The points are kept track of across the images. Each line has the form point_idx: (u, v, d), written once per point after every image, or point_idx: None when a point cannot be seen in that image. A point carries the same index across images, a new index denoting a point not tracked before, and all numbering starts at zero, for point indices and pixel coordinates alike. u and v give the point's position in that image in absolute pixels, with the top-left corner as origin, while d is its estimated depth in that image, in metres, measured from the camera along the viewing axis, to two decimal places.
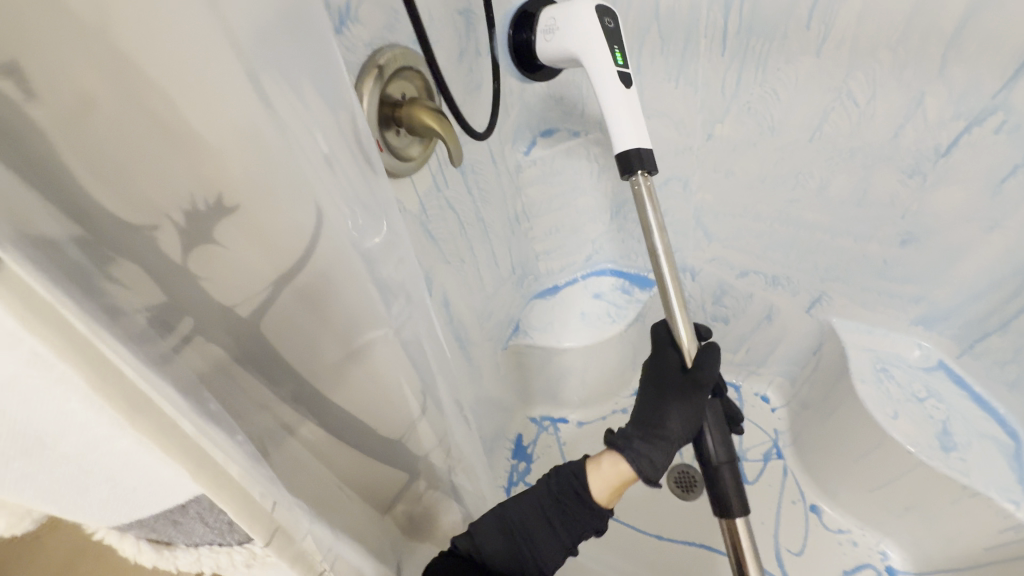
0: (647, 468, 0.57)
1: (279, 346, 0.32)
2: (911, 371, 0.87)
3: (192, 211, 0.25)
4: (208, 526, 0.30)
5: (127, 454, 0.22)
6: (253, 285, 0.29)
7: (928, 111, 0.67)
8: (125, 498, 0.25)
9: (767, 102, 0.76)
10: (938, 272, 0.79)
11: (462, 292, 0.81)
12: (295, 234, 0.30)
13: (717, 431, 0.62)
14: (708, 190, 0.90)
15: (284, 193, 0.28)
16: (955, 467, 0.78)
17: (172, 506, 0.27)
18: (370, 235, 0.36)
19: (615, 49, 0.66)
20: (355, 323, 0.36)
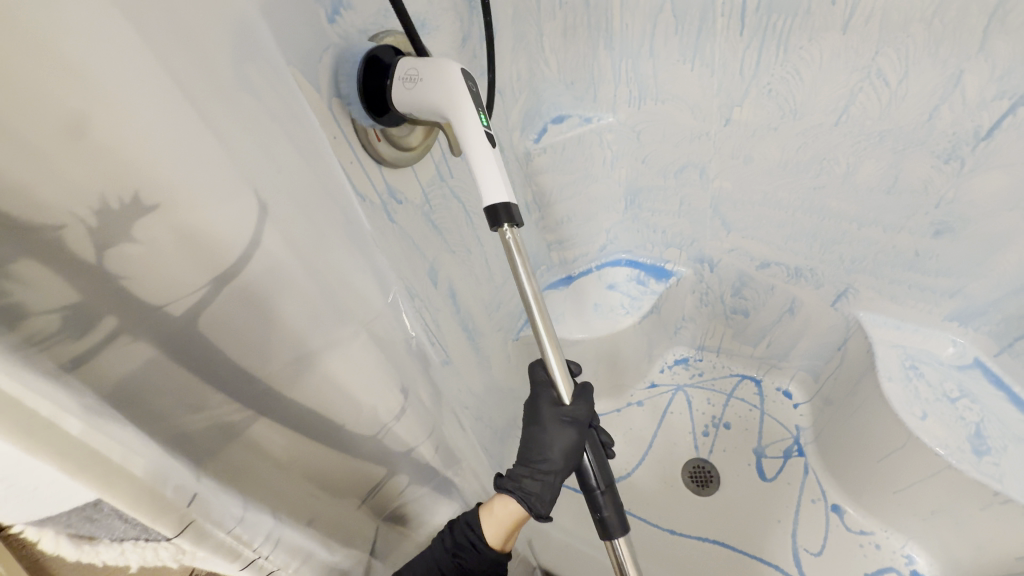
0: (537, 502, 0.50)
1: (228, 350, 0.28)
2: (943, 369, 0.82)
3: (103, 210, 0.21)
4: (127, 523, 0.28)
5: (18, 459, 0.21)
6: (187, 282, 0.25)
7: (967, 89, 0.61)
8: (27, 503, 0.23)
9: (789, 83, 0.72)
10: (976, 263, 0.73)
11: (470, 282, 0.80)
12: (231, 232, 0.26)
13: (599, 454, 0.54)
14: (726, 177, 0.87)
15: (212, 187, 0.25)
16: (988, 471, 0.73)
17: (79, 507, 0.25)
18: (331, 227, 0.33)
19: (479, 109, 0.47)
20: (320, 319, 0.32)
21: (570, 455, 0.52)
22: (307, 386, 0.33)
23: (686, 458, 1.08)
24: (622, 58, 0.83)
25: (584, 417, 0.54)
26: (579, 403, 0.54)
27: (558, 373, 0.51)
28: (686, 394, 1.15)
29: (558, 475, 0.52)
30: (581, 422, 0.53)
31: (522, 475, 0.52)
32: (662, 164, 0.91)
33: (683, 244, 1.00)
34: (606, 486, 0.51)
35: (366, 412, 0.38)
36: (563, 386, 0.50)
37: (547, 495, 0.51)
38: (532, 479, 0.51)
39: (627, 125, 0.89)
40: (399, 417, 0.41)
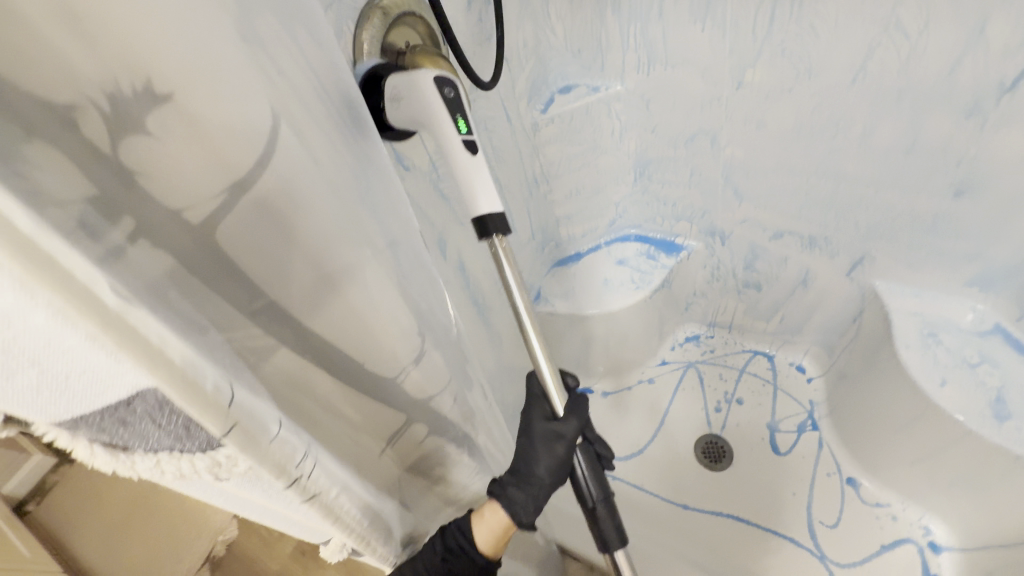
0: (521, 510, 0.48)
1: (244, 268, 0.27)
2: (962, 337, 0.81)
3: (114, 97, 0.19)
4: (162, 430, 0.25)
5: (50, 339, 0.20)
6: (202, 186, 0.23)
7: (992, 39, 0.59)
8: (66, 393, 0.22)
9: (804, 41, 0.70)
10: (1000, 224, 0.71)
11: (479, 255, 0.79)
12: (249, 138, 0.24)
13: (593, 467, 0.50)
14: (738, 144, 0.85)
15: (228, 84, 0.22)
16: (1010, 437, 0.72)
17: (114, 404, 0.23)
18: (339, 150, 0.31)
19: (456, 117, 0.44)
20: (335, 249, 0.30)
21: (556, 468, 0.49)
22: (331, 314, 0.32)
23: (699, 434, 1.07)
24: (630, 23, 0.81)
25: (574, 432, 0.50)
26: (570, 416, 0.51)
27: (550, 381, 0.49)
28: (697, 370, 1.14)
29: (546, 488, 0.49)
30: (570, 438, 0.50)
31: (510, 484, 0.49)
32: (672, 134, 0.90)
33: (694, 217, 0.98)
34: (599, 501, 0.48)
35: (384, 360, 0.37)
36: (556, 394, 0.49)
37: (533, 505, 0.48)
38: (517, 489, 0.49)
39: (635, 93, 0.87)
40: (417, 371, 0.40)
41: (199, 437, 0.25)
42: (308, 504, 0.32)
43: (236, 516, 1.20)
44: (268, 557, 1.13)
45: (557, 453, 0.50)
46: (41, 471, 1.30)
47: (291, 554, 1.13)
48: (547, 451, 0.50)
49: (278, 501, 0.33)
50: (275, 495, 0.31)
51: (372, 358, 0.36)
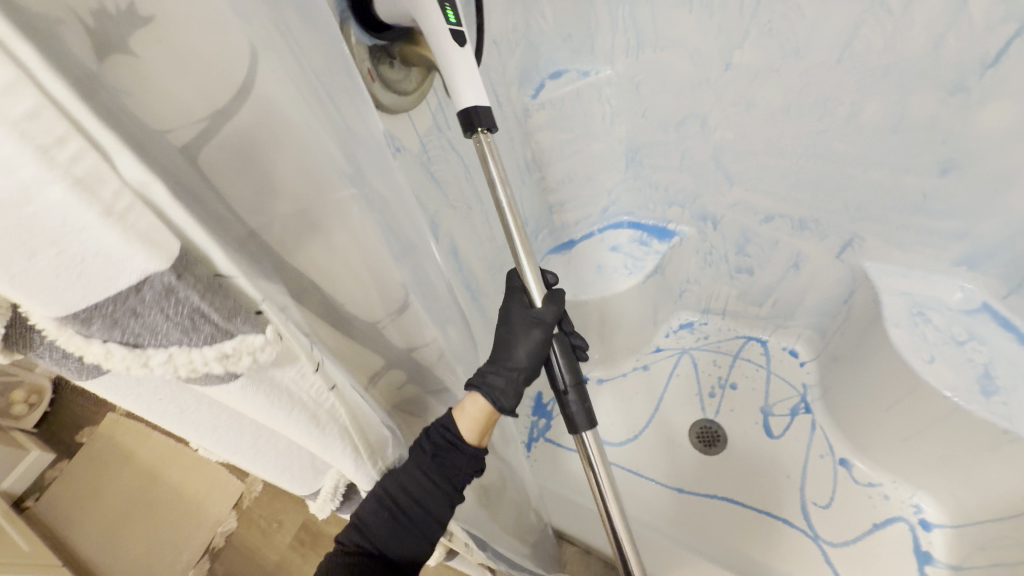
0: (502, 397, 0.47)
1: (228, 198, 0.27)
2: (951, 315, 0.81)
3: (100, 13, 0.20)
4: (171, 323, 0.22)
5: (65, 214, 0.18)
6: (187, 111, 0.23)
7: (974, 14, 0.60)
8: (73, 279, 0.19)
9: (790, 21, 0.70)
10: (987, 201, 0.72)
11: (472, 240, 0.80)
12: (229, 61, 0.24)
13: (567, 355, 0.51)
14: (728, 126, 0.85)
15: (209, 8, 0.23)
16: (996, 410, 0.73)
17: (124, 291, 0.20)
18: (319, 94, 0.31)
19: (444, 4, 0.43)
20: (320, 182, 0.31)
21: (535, 354, 0.50)
22: (313, 251, 0.33)
23: (693, 419, 1.08)
24: (619, 6, 0.82)
25: (552, 319, 0.51)
26: (547, 305, 0.51)
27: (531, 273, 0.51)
28: (692, 356, 1.15)
29: (524, 373, 0.49)
30: (548, 325, 0.50)
31: (488, 372, 0.49)
32: (663, 117, 0.90)
33: (686, 202, 0.99)
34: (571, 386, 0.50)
35: (363, 309, 0.38)
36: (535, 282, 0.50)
37: (513, 390, 0.48)
38: (497, 375, 0.49)
39: (625, 76, 0.88)
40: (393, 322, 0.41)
41: (214, 327, 0.23)
42: (304, 410, 0.31)
43: (235, 508, 1.20)
44: (266, 549, 1.13)
45: (536, 338, 0.50)
46: (39, 468, 1.30)
47: (289, 544, 1.13)
48: (526, 335, 0.50)
49: (271, 420, 0.30)
50: (277, 412, 0.30)
51: (357, 301, 0.37)
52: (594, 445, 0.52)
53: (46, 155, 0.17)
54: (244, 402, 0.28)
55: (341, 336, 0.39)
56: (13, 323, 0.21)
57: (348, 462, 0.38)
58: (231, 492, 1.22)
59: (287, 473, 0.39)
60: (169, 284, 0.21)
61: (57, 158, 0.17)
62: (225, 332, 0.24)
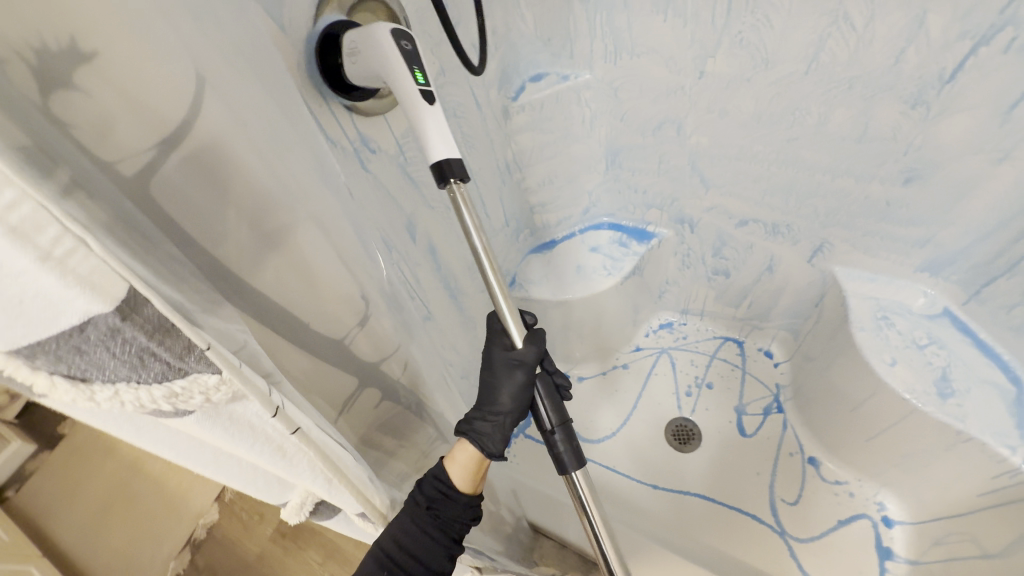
0: (490, 442, 0.51)
1: (182, 224, 0.28)
2: (914, 320, 0.84)
3: (42, 52, 0.21)
4: (120, 360, 0.22)
5: (2, 259, 0.18)
6: (131, 140, 0.24)
7: (931, 30, 0.62)
8: (15, 319, 0.20)
9: (759, 32, 0.72)
10: (947, 210, 0.75)
11: (451, 240, 0.81)
12: (175, 91, 0.25)
13: (551, 395, 0.52)
14: (703, 132, 0.87)
15: (150, 40, 0.24)
16: (951, 413, 0.76)
17: (67, 332, 0.21)
18: (271, 114, 0.33)
19: (411, 68, 0.43)
20: (272, 202, 0.32)
21: (520, 397, 0.52)
22: (271, 268, 0.33)
23: (669, 418, 1.11)
24: (597, 12, 0.83)
25: (533, 359, 0.51)
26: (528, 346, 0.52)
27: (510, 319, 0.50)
28: (670, 356, 1.17)
29: (510, 416, 0.52)
30: (530, 368, 0.51)
31: (477, 418, 0.53)
32: (641, 121, 0.92)
33: (664, 205, 1.01)
34: (557, 426, 0.50)
35: (327, 321, 0.39)
36: (514, 329, 0.50)
37: (500, 435, 0.52)
38: (484, 421, 0.52)
39: (604, 81, 0.89)
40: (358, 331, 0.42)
41: (166, 365, 0.24)
42: (268, 441, 0.31)
43: (217, 501, 1.21)
44: (248, 541, 1.14)
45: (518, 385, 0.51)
46: (21, 458, 1.30)
47: (270, 537, 1.14)
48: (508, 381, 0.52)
49: (235, 449, 0.31)
50: (238, 440, 0.30)
51: (314, 315, 0.38)
52: (586, 489, 0.51)
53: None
54: (202, 432, 0.29)
55: (307, 359, 0.38)
56: None
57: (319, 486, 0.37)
58: (214, 484, 1.23)
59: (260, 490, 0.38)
60: (115, 325, 0.22)
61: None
62: (178, 370, 0.24)
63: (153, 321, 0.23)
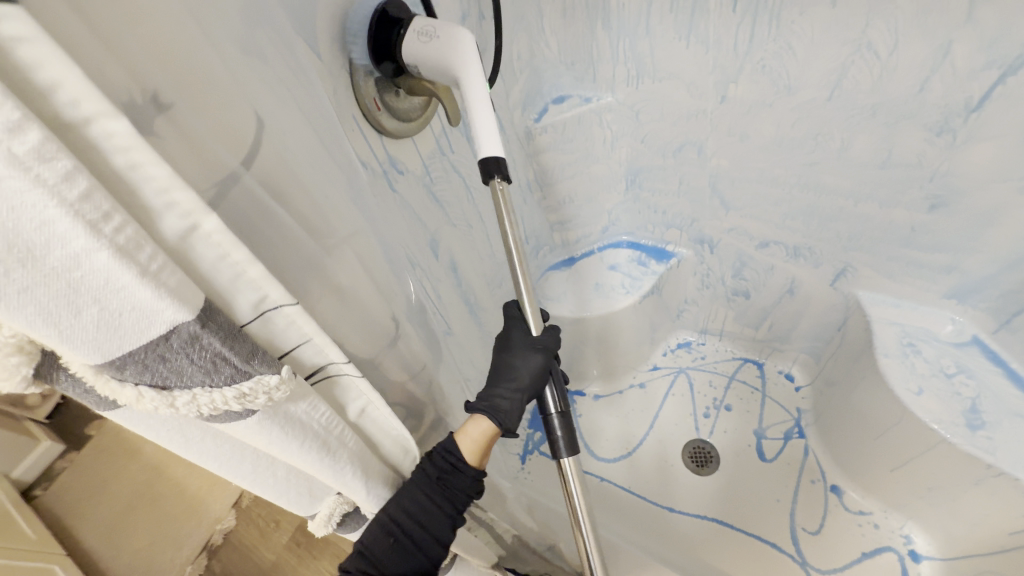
0: (505, 417, 0.52)
1: (249, 241, 0.29)
2: (940, 347, 0.83)
3: (132, 103, 0.22)
4: (195, 367, 0.24)
5: (108, 277, 0.20)
6: (205, 176, 0.26)
7: (956, 59, 0.62)
8: (109, 333, 0.21)
9: (781, 58, 0.73)
10: (972, 238, 0.74)
11: (472, 256, 0.82)
12: (237, 134, 0.28)
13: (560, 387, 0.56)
14: (723, 155, 0.88)
15: (219, 93, 0.27)
16: (980, 445, 0.74)
17: (155, 341, 0.22)
18: (319, 147, 0.35)
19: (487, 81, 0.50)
20: (314, 229, 0.34)
21: (534, 377, 0.54)
22: (315, 290, 0.35)
23: (686, 439, 1.09)
24: (620, 38, 0.85)
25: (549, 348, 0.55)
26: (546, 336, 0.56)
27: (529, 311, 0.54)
28: (688, 376, 1.16)
29: (524, 395, 0.53)
30: (547, 352, 0.55)
31: (492, 392, 0.53)
32: (661, 143, 0.93)
33: (684, 225, 1.01)
34: (561, 411, 0.52)
35: (366, 337, 0.40)
36: (533, 320, 0.54)
37: (514, 410, 0.53)
38: (499, 395, 0.53)
39: (626, 104, 0.91)
40: (392, 345, 0.43)
41: (235, 368, 0.25)
42: (316, 442, 0.33)
43: (235, 507, 1.23)
44: (261, 549, 1.15)
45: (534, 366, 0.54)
46: (46, 460, 1.32)
47: (285, 545, 1.15)
48: (523, 362, 0.54)
49: (284, 453, 0.32)
50: (286, 445, 0.32)
51: (352, 330, 0.38)
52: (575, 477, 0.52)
53: (94, 227, 0.19)
54: (252, 438, 0.30)
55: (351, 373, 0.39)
56: (44, 362, 0.23)
57: (357, 485, 0.39)
58: (232, 490, 1.25)
59: (294, 500, 0.40)
60: (194, 333, 0.23)
61: (104, 229, 0.19)
62: (243, 373, 0.26)
63: (222, 327, 0.24)
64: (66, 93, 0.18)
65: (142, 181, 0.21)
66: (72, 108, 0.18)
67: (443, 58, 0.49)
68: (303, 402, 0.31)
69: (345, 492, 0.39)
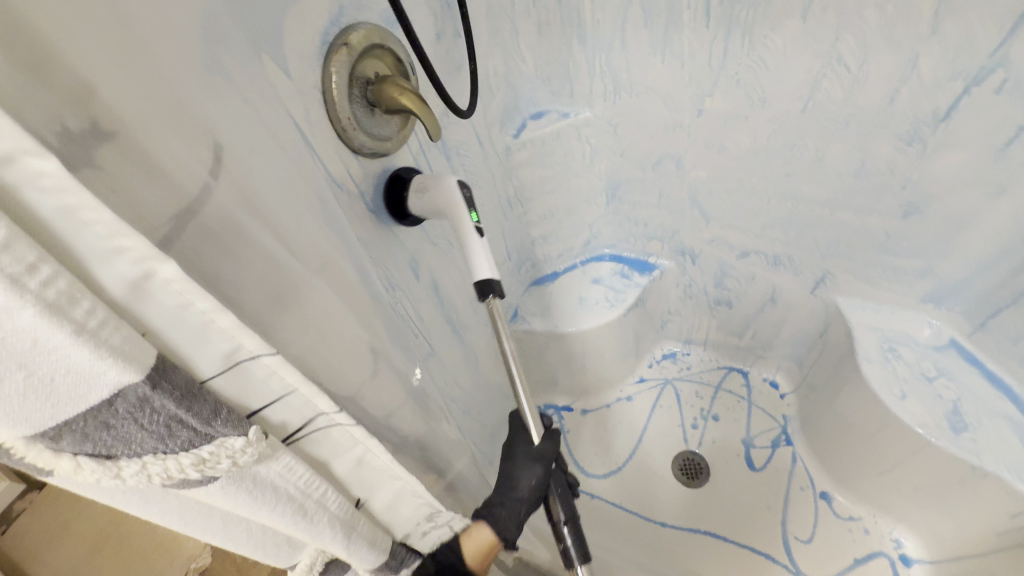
0: (504, 529, 0.53)
1: (210, 284, 0.27)
2: (921, 351, 0.84)
3: (63, 134, 0.20)
4: (146, 432, 0.22)
5: (35, 337, 0.18)
6: (152, 212, 0.24)
7: (923, 72, 0.64)
8: (40, 400, 0.19)
9: (755, 72, 0.75)
10: (946, 242, 0.75)
11: (454, 276, 0.80)
12: (192, 166, 0.26)
13: (563, 491, 0.59)
14: (702, 167, 0.89)
15: (171, 122, 0.25)
16: (966, 447, 0.75)
17: (96, 407, 0.21)
18: (287, 173, 0.33)
19: (470, 208, 0.57)
20: (280, 263, 0.31)
21: (536, 484, 0.57)
22: (285, 325, 0.32)
23: (675, 452, 1.08)
24: (595, 53, 0.86)
25: (550, 454, 0.59)
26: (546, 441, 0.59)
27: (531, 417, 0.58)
28: (675, 387, 1.15)
29: (525, 503, 0.56)
30: (548, 458, 0.58)
31: (493, 503, 0.55)
32: (640, 156, 0.93)
33: (665, 236, 1.01)
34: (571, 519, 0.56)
35: (344, 367, 0.37)
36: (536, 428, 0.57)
37: (514, 522, 0.54)
38: (500, 505, 0.55)
39: (604, 118, 0.91)
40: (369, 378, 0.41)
41: (193, 432, 0.24)
42: (290, 502, 0.31)
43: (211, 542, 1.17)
44: None
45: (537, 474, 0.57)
46: None
47: None
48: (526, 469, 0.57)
49: (255, 515, 0.30)
50: (258, 507, 0.30)
51: (330, 363, 0.36)
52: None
53: (16, 283, 0.17)
54: (218, 502, 0.28)
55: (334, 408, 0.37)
56: None
57: (339, 546, 0.36)
58: None
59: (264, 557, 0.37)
60: (143, 398, 0.22)
61: (28, 285, 0.18)
62: (204, 436, 0.24)
63: (179, 387, 0.23)
64: None
65: (84, 223, 0.20)
66: None
67: (433, 206, 0.58)
68: (280, 460, 0.30)
69: (323, 547, 0.37)
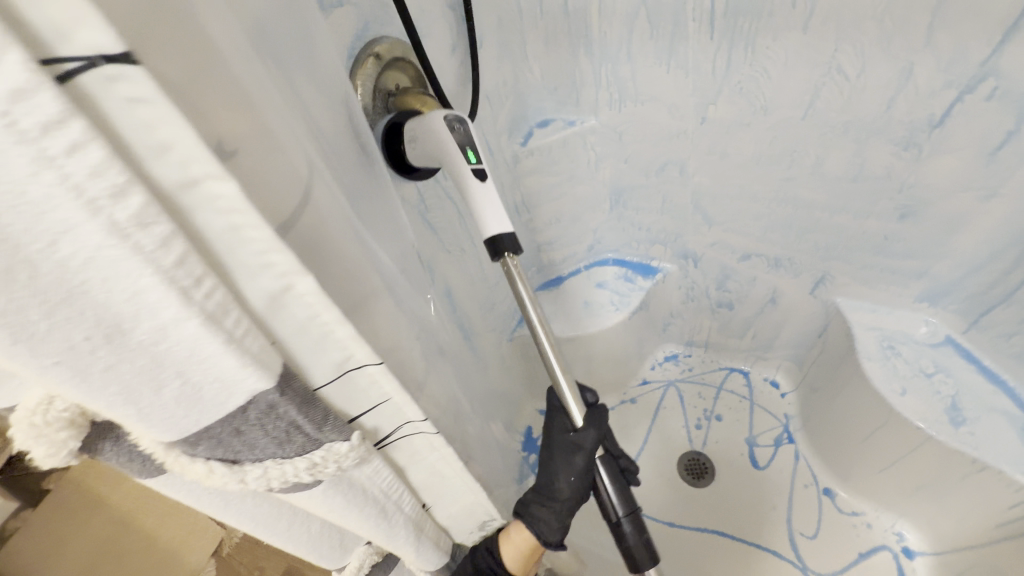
0: (547, 531, 0.55)
1: None
2: (918, 348, 0.86)
3: None
4: (270, 438, 0.26)
5: (195, 344, 0.21)
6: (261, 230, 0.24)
7: (918, 81, 0.67)
8: (189, 408, 0.23)
9: (757, 81, 0.78)
10: (941, 244, 0.78)
11: (466, 282, 0.81)
12: (295, 181, 0.26)
13: (615, 478, 0.56)
14: (704, 173, 0.91)
15: (278, 138, 0.25)
16: (964, 441, 0.77)
17: (234, 413, 0.24)
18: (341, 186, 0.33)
19: (466, 149, 0.48)
20: (357, 276, 0.31)
21: (579, 480, 0.56)
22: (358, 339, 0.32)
23: (681, 453, 1.09)
24: (601, 64, 0.88)
25: (592, 442, 0.56)
26: (588, 428, 0.57)
27: (570, 401, 0.55)
28: (677, 389, 1.17)
29: (570, 500, 0.57)
30: (591, 447, 0.56)
31: (534, 504, 0.57)
32: (643, 163, 0.96)
33: (667, 241, 1.03)
34: (625, 516, 0.54)
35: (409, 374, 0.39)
36: (575, 414, 0.55)
37: (559, 522, 0.56)
38: (544, 506, 0.57)
39: (609, 126, 0.93)
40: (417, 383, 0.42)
41: (307, 437, 0.27)
42: (374, 503, 0.36)
43: (213, 557, 1.16)
44: None
45: (580, 470, 0.56)
46: None
47: None
48: (568, 463, 0.57)
49: (342, 515, 0.35)
50: (347, 507, 0.34)
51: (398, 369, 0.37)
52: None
53: (186, 294, 0.19)
54: (317, 503, 0.33)
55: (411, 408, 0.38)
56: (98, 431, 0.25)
57: (403, 541, 0.42)
58: (209, 538, 1.19)
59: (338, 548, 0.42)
60: (272, 405, 0.25)
61: (195, 295, 0.19)
62: (315, 441, 0.28)
63: (301, 396, 0.26)
64: (174, 155, 0.18)
65: (245, 241, 0.21)
66: (177, 169, 0.18)
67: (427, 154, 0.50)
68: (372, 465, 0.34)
69: (388, 543, 0.42)
